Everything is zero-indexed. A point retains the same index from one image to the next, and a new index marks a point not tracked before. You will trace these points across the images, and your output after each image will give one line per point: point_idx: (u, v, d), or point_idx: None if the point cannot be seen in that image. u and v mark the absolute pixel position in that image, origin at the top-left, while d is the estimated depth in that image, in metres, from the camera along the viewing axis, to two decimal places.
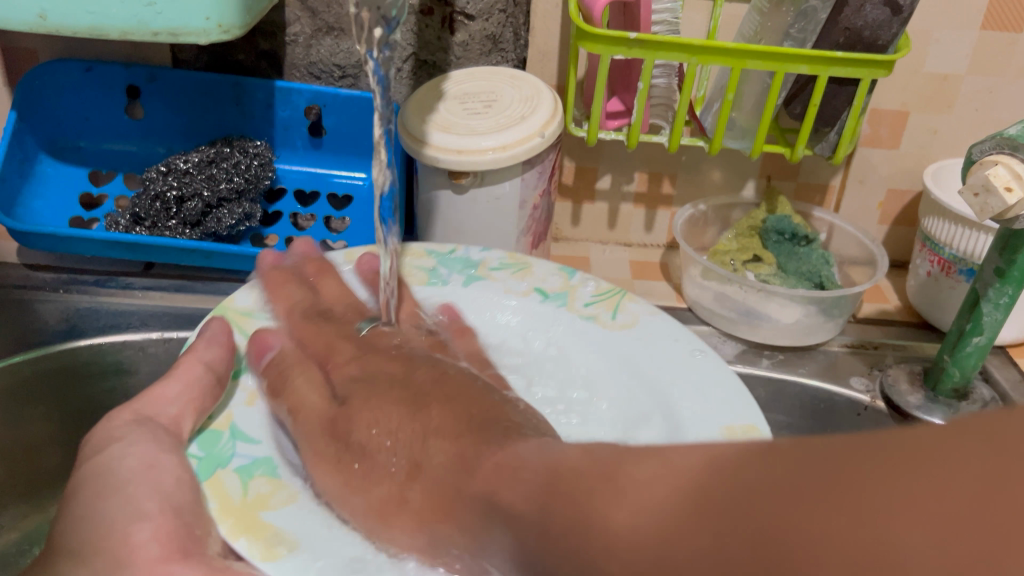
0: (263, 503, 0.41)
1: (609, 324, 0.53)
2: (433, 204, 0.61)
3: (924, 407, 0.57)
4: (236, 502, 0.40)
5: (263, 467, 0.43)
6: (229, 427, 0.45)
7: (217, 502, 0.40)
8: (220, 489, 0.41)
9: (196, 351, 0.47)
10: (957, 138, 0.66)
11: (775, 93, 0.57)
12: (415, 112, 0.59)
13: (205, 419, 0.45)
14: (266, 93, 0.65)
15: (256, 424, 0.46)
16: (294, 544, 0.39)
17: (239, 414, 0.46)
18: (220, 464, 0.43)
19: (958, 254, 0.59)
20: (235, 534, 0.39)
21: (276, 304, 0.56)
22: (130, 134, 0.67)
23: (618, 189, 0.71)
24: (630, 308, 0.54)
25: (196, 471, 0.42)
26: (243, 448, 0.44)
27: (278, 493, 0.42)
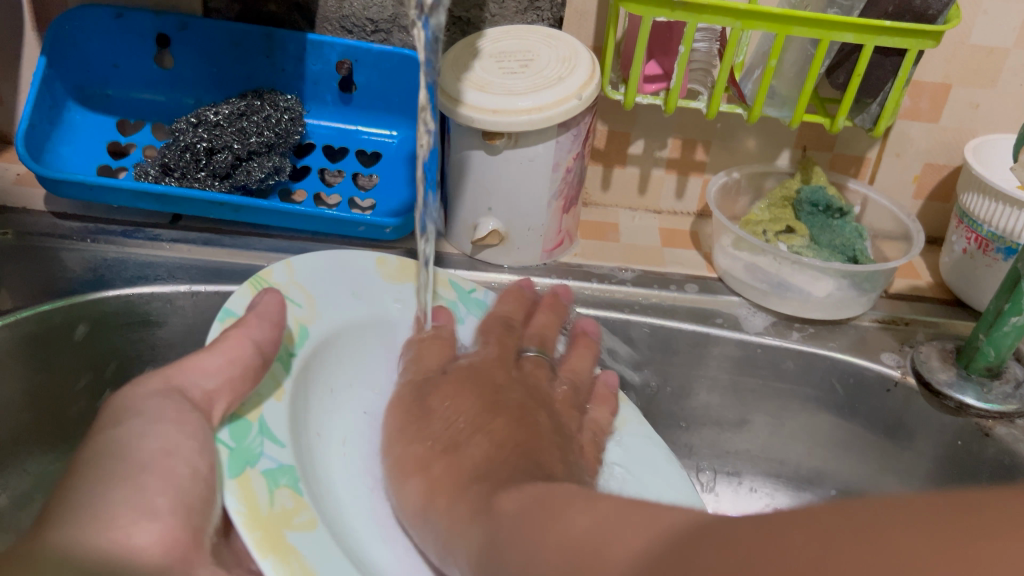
0: (287, 519, 0.42)
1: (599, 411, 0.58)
2: (465, 164, 0.61)
3: (956, 385, 0.56)
4: (262, 512, 0.41)
5: (287, 477, 0.44)
6: (258, 420, 0.45)
7: (244, 508, 0.41)
8: (248, 491, 0.41)
9: (247, 327, 0.46)
10: (1000, 113, 0.64)
11: (820, 61, 0.55)
12: (451, 69, 0.58)
13: (239, 406, 0.45)
14: (297, 46, 0.64)
15: (282, 423, 0.46)
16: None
17: (268, 410, 0.46)
18: (248, 463, 0.43)
19: (997, 232, 0.58)
20: (262, 550, 0.40)
21: (319, 297, 0.55)
22: (159, 83, 0.66)
23: (651, 155, 0.70)
24: (621, 411, 0.60)
25: (226, 464, 0.42)
26: (270, 450, 0.44)
27: (300, 512, 0.43)
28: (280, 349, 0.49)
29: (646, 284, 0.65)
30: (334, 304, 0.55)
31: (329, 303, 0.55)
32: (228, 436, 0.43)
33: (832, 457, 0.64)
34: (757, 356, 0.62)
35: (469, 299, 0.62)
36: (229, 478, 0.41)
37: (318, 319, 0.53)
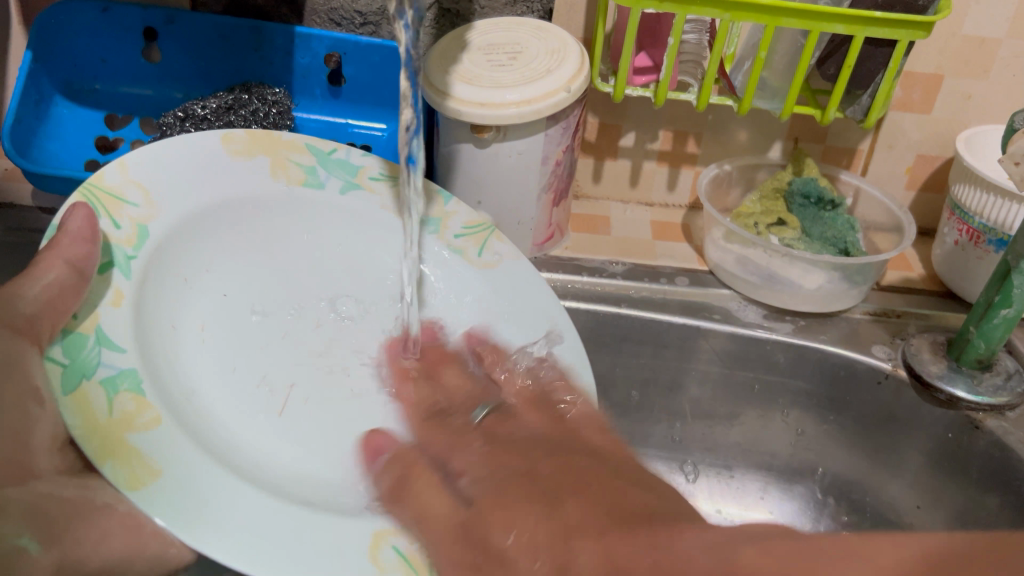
0: (127, 423, 0.42)
1: (473, 261, 0.58)
2: (454, 157, 0.60)
3: (946, 377, 0.56)
4: (99, 421, 0.41)
5: (127, 381, 0.44)
6: (93, 332, 0.44)
7: (79, 422, 0.41)
8: (82, 403, 0.41)
9: (58, 247, 0.44)
10: (993, 104, 0.64)
11: (810, 52, 0.55)
12: (439, 61, 0.57)
13: (69, 319, 0.44)
14: (285, 38, 0.63)
15: (122, 330, 0.45)
16: (156, 474, 0.41)
17: (105, 316, 0.45)
18: (83, 376, 0.42)
19: (989, 224, 0.58)
20: (101, 458, 0.40)
21: (163, 198, 0.50)
22: (147, 77, 0.66)
23: (642, 147, 0.69)
24: (496, 247, 0.59)
25: (55, 386, 0.41)
26: (107, 356, 0.44)
27: (142, 413, 0.43)
28: (113, 253, 0.47)
29: (637, 277, 0.65)
30: (191, 185, 0.52)
31: (173, 202, 0.51)
32: (58, 351, 0.43)
33: (823, 451, 0.64)
34: (748, 349, 0.62)
35: (328, 161, 0.58)
36: (63, 395, 0.41)
37: (158, 218, 0.50)
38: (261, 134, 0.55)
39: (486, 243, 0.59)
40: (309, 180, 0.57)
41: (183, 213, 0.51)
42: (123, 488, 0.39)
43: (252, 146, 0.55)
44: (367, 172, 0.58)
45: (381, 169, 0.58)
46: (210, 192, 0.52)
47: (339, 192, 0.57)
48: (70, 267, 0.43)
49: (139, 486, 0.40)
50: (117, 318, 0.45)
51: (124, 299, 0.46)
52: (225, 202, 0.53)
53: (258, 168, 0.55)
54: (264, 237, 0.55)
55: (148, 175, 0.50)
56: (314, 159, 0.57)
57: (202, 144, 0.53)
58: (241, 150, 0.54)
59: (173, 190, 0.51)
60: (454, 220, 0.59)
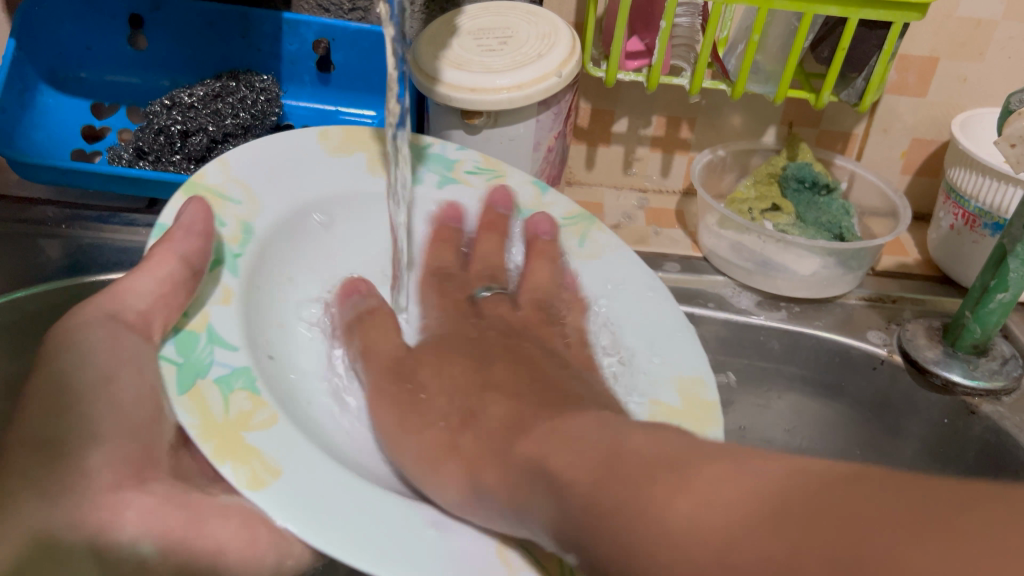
0: (245, 421, 0.39)
1: (575, 253, 0.57)
2: (445, 144, 0.60)
3: (942, 363, 0.56)
4: (217, 419, 0.39)
5: (243, 380, 0.41)
6: (206, 328, 0.42)
7: (196, 420, 0.38)
8: (200, 402, 0.39)
9: (172, 241, 0.43)
10: (988, 87, 0.63)
11: (804, 35, 0.54)
12: (428, 47, 0.56)
13: (180, 318, 0.42)
14: (273, 25, 0.63)
15: (233, 327, 0.43)
16: (277, 472, 0.37)
17: (216, 314, 0.43)
18: (198, 373, 0.40)
19: (985, 208, 0.57)
20: (220, 457, 0.37)
21: (280, 178, 0.50)
22: (134, 65, 0.65)
23: (635, 133, 0.69)
24: (597, 238, 0.57)
25: (173, 381, 0.39)
26: (222, 356, 0.41)
27: (260, 412, 0.40)
28: (222, 251, 0.46)
29: None
30: (288, 183, 0.51)
31: (274, 194, 0.50)
32: (172, 351, 0.41)
33: (820, 437, 0.63)
34: (744, 335, 0.62)
35: (428, 154, 0.57)
36: (179, 394, 0.39)
37: (259, 214, 0.48)
38: (359, 130, 0.55)
39: (586, 234, 0.57)
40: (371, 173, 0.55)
41: (289, 204, 0.50)
42: (244, 486, 0.36)
43: (346, 143, 0.54)
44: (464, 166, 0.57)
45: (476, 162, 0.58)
46: (309, 190, 0.52)
47: (438, 186, 0.57)
48: (183, 263, 0.42)
49: (262, 485, 0.37)
50: (228, 313, 0.44)
51: (235, 296, 0.45)
52: (322, 201, 0.52)
53: (354, 167, 0.54)
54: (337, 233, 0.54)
55: (251, 174, 0.49)
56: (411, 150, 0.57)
57: (278, 148, 0.52)
58: (338, 146, 0.54)
59: (266, 189, 0.50)
60: (551, 210, 0.59)
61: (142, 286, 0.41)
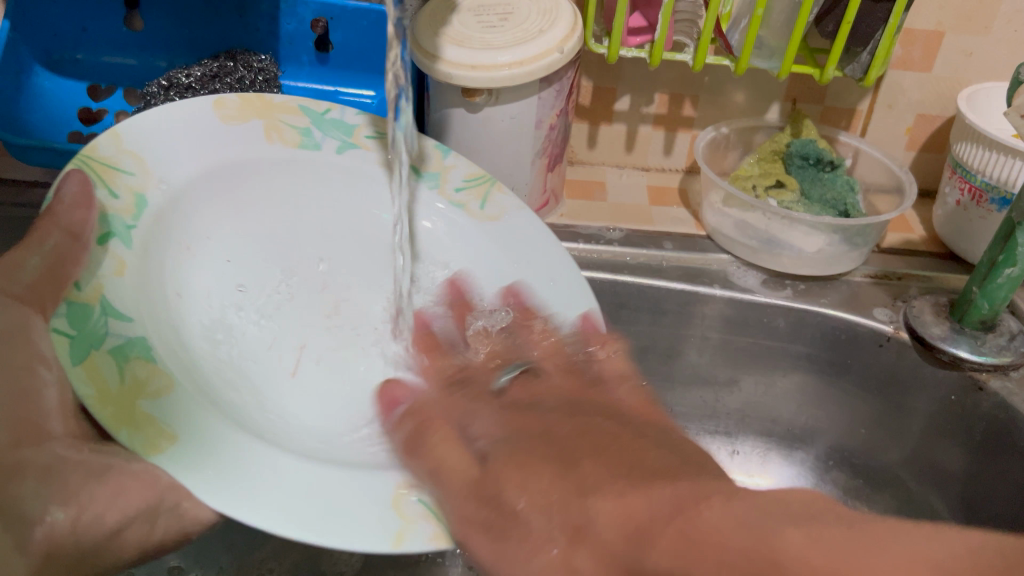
0: (141, 390, 0.38)
1: (475, 215, 0.55)
2: (446, 123, 0.59)
3: (949, 339, 0.55)
4: (114, 390, 0.37)
5: (139, 349, 0.39)
6: (99, 299, 0.40)
7: (93, 391, 0.36)
8: (94, 373, 0.37)
9: (56, 216, 0.41)
10: (994, 60, 0.63)
11: (808, 7, 0.53)
12: (428, 23, 0.56)
13: (69, 289, 0.40)
14: (270, 4, 0.62)
15: (129, 300, 0.42)
16: (174, 437, 0.36)
17: (110, 284, 0.41)
18: (94, 344, 0.38)
19: (991, 182, 0.57)
20: (115, 427, 0.35)
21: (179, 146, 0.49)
22: (130, 46, 0.64)
23: (637, 111, 0.68)
24: (498, 199, 0.56)
25: (67, 354, 0.37)
26: (116, 327, 0.39)
27: (157, 379, 0.39)
28: (113, 223, 0.44)
29: (635, 243, 0.64)
30: (186, 155, 0.49)
31: (168, 162, 0.48)
32: (64, 322, 0.38)
33: (826, 415, 0.63)
34: (748, 314, 0.61)
35: (418, 160, 0.56)
36: (72, 364, 0.37)
37: (154, 185, 0.47)
38: (253, 97, 0.53)
39: (488, 195, 0.56)
40: (306, 142, 0.54)
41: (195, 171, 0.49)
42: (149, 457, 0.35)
43: (242, 111, 0.52)
44: (447, 180, 0.56)
45: (466, 176, 0.56)
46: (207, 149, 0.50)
47: (422, 183, 0.56)
48: (69, 235, 0.41)
49: (162, 452, 0.35)
50: (122, 286, 0.42)
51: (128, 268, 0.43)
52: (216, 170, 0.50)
53: (253, 134, 0.52)
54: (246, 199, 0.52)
55: (143, 144, 0.47)
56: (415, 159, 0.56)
57: (175, 121, 0.49)
58: (234, 116, 0.52)
59: (157, 150, 0.48)
60: (453, 173, 0.57)
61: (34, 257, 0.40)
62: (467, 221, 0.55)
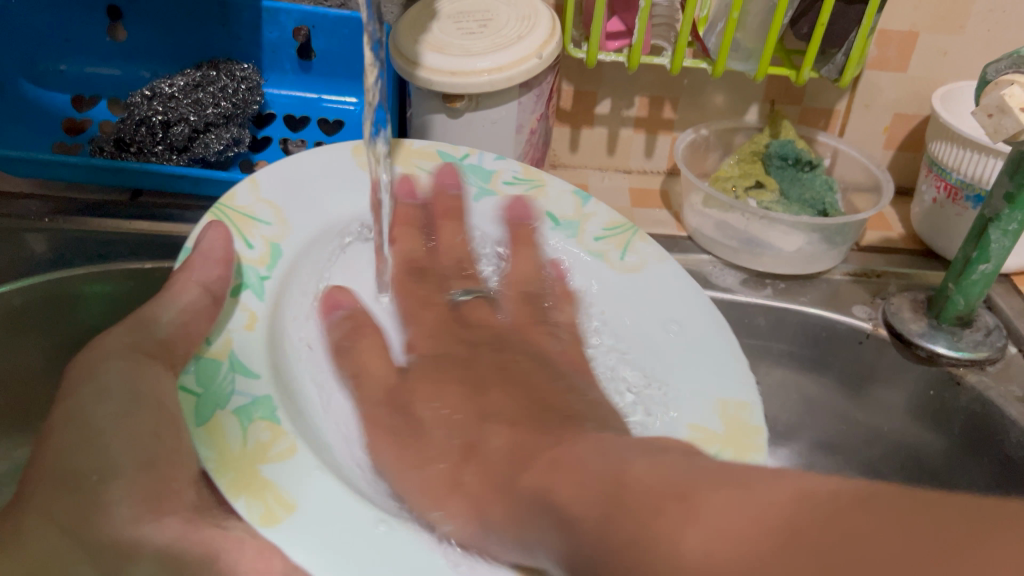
0: (264, 453, 0.37)
1: (617, 265, 0.55)
2: (428, 128, 0.60)
3: (927, 335, 0.56)
4: (235, 450, 0.37)
5: (265, 408, 0.39)
6: (227, 356, 0.41)
7: (214, 453, 0.37)
8: (218, 434, 0.38)
9: (192, 269, 0.43)
10: (968, 60, 0.64)
11: (782, 12, 0.55)
12: (408, 30, 0.56)
13: (201, 345, 0.41)
14: (252, 13, 0.63)
15: (256, 351, 0.42)
16: (293, 506, 0.36)
17: (238, 338, 0.42)
18: (217, 405, 0.39)
19: (966, 180, 0.58)
20: (235, 491, 0.36)
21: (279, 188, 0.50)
22: (113, 56, 0.64)
23: (618, 114, 0.69)
24: (641, 248, 0.55)
25: (192, 413, 0.38)
26: (243, 384, 0.40)
27: (280, 441, 0.38)
28: (246, 275, 0.45)
29: None
30: (300, 211, 0.50)
31: (298, 221, 0.50)
32: (192, 379, 0.40)
33: (806, 411, 0.64)
34: (729, 313, 0.62)
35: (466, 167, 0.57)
36: (196, 425, 0.38)
37: (290, 235, 0.49)
38: (393, 146, 0.57)
39: (629, 245, 0.55)
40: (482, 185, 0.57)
41: (319, 221, 0.51)
42: (259, 522, 0.35)
43: (375, 162, 0.55)
44: (502, 176, 0.57)
45: (515, 173, 0.58)
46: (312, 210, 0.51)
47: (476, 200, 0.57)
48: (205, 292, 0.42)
49: (278, 520, 0.35)
50: (250, 337, 0.43)
51: (258, 319, 0.44)
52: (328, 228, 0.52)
53: (371, 180, 0.54)
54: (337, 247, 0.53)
55: (278, 196, 0.50)
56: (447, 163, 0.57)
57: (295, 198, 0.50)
58: (369, 162, 0.55)
59: (281, 208, 0.50)
60: (503, 172, 0.58)
61: (172, 312, 0.42)
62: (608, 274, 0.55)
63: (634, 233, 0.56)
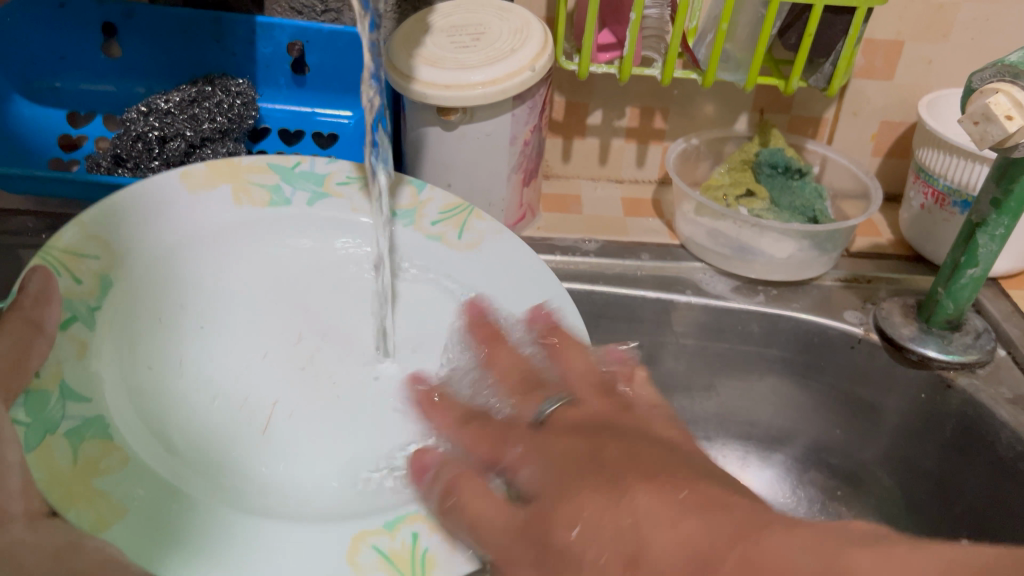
0: (95, 468, 0.36)
1: (454, 244, 0.54)
2: (422, 141, 0.60)
3: (918, 339, 0.57)
4: (65, 471, 0.36)
5: (94, 429, 0.38)
6: (58, 385, 0.39)
7: (44, 475, 0.35)
8: (46, 458, 0.36)
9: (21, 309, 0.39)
10: (953, 68, 0.65)
11: (770, 23, 0.55)
12: (402, 45, 0.57)
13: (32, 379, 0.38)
14: (246, 29, 0.63)
15: (86, 378, 0.40)
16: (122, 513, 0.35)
17: (69, 368, 0.40)
18: (48, 430, 0.37)
19: (953, 186, 0.59)
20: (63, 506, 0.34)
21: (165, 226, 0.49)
22: (108, 73, 0.65)
23: (610, 125, 0.70)
24: (476, 226, 0.54)
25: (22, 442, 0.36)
26: (75, 408, 0.38)
27: (110, 458, 0.37)
28: (76, 306, 0.43)
29: (611, 254, 0.65)
30: (142, 239, 0.48)
31: (134, 238, 0.48)
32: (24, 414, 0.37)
33: (801, 417, 0.64)
34: (723, 320, 0.63)
35: (295, 176, 0.55)
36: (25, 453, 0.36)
37: (122, 265, 0.46)
38: (219, 162, 0.53)
39: (465, 224, 0.54)
40: (277, 201, 0.54)
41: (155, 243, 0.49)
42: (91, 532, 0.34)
43: (211, 178, 0.52)
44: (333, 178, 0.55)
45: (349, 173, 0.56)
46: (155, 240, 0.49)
47: (308, 205, 0.54)
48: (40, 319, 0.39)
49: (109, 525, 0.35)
50: (85, 368, 0.41)
51: (91, 352, 0.42)
52: (171, 250, 0.49)
53: (218, 199, 0.52)
54: (240, 254, 0.52)
55: (108, 225, 0.47)
56: (278, 176, 0.54)
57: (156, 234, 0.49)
58: (202, 183, 0.52)
59: (131, 232, 0.48)
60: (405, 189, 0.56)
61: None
62: (446, 255, 0.53)
63: (470, 211, 0.55)
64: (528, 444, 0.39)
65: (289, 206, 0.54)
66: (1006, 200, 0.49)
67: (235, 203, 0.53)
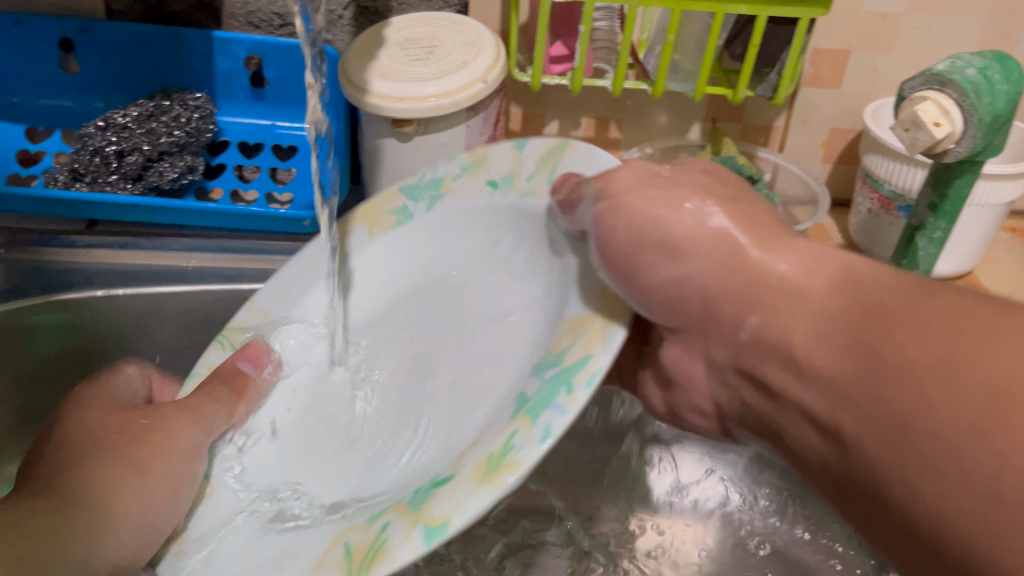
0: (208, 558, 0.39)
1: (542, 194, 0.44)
2: (379, 153, 0.61)
3: None
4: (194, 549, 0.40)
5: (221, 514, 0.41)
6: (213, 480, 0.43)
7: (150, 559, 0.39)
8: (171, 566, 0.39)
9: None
10: (897, 76, 0.66)
11: (716, 34, 0.57)
12: (357, 59, 0.58)
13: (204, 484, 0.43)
14: (204, 43, 0.64)
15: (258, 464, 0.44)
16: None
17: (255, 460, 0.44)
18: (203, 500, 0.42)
19: (897, 191, 0.60)
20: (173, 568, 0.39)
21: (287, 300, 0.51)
22: (67, 89, 0.65)
23: (566, 135, 0.71)
24: (568, 161, 0.44)
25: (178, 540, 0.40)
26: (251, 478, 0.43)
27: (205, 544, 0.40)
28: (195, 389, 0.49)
29: None
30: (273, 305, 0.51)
31: (279, 304, 0.51)
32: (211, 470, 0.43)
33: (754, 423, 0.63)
34: None
35: (421, 187, 0.51)
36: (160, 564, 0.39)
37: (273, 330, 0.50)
38: (365, 207, 0.52)
39: (558, 166, 0.45)
40: (403, 221, 0.51)
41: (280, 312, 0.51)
42: None
43: (364, 221, 0.52)
44: (449, 173, 0.50)
45: (463, 162, 0.49)
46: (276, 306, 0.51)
47: (426, 210, 0.50)
48: None
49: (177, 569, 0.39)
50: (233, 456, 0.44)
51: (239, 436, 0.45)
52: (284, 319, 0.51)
53: (359, 241, 0.51)
54: (408, 273, 0.50)
55: (281, 305, 0.51)
56: (407, 195, 0.51)
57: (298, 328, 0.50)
58: (370, 221, 0.52)
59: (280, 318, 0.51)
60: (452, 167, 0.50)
61: None
62: (534, 211, 0.44)
63: (565, 148, 0.45)
64: (558, 359, 0.35)
65: (413, 219, 0.51)
66: (943, 204, 0.50)
67: (374, 240, 0.51)
